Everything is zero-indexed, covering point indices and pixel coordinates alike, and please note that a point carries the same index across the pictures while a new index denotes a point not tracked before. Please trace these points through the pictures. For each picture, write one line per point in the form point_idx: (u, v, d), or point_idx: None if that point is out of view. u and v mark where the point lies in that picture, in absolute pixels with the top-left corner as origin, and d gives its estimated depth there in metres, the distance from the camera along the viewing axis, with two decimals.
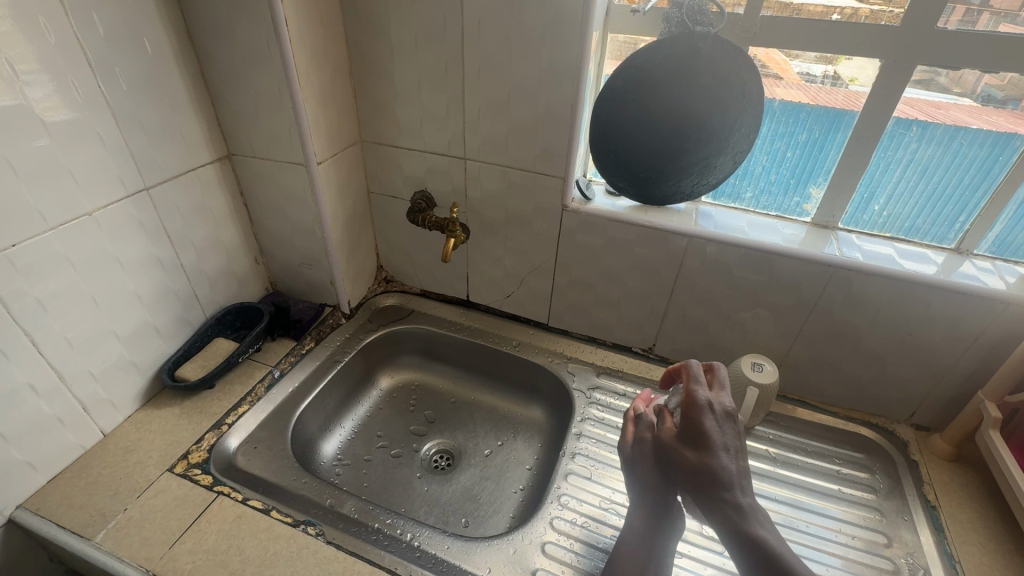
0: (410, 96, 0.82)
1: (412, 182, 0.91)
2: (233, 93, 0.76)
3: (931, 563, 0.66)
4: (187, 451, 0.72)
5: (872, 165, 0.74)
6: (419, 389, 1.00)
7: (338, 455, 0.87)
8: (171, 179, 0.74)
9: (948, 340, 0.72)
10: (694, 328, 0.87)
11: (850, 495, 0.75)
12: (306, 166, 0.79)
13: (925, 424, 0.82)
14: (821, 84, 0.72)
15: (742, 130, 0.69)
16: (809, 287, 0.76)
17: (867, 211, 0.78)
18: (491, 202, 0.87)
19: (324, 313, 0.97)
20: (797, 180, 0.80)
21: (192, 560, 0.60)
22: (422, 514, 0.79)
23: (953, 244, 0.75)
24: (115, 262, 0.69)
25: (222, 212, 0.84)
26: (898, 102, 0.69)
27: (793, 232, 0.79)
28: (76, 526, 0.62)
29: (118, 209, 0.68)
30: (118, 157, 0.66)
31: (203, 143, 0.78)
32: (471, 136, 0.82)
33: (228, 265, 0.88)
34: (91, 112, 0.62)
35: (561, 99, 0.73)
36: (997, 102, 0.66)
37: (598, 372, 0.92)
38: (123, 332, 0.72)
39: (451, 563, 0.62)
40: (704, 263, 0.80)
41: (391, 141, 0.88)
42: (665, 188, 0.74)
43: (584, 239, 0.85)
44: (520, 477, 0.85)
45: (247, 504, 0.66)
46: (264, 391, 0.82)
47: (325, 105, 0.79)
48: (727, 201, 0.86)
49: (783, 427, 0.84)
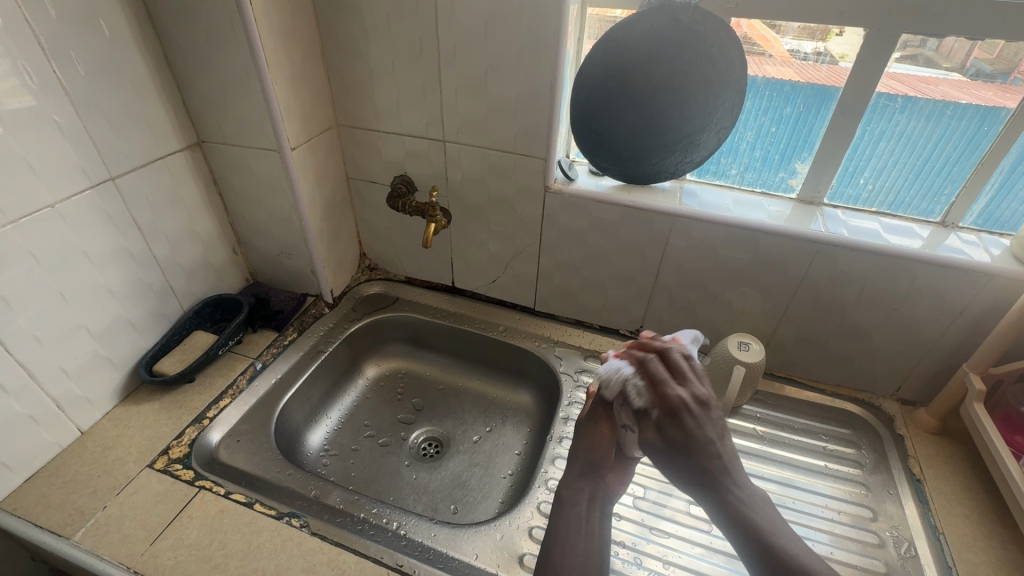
0: (386, 77, 0.79)
1: (391, 167, 0.89)
2: (199, 77, 0.73)
3: (916, 536, 0.67)
4: (168, 447, 0.71)
5: (857, 138, 0.73)
6: (406, 377, 0.99)
7: (325, 446, 0.86)
8: (138, 168, 0.71)
9: (934, 314, 0.72)
10: (681, 309, 0.87)
11: (838, 471, 0.75)
12: (280, 151, 0.77)
13: (911, 399, 0.82)
14: (811, 61, 0.71)
15: (725, 105, 0.68)
16: (795, 264, 0.75)
17: (853, 185, 0.77)
18: (472, 185, 0.86)
19: (306, 303, 0.95)
20: (781, 155, 0.78)
21: (173, 556, 0.59)
22: (411, 501, 0.79)
23: (939, 218, 0.75)
24: (82, 255, 0.67)
25: (195, 201, 0.82)
26: (879, 78, 0.68)
27: (778, 209, 0.78)
28: (54, 525, 0.61)
29: (82, 200, 0.65)
30: (79, 147, 0.64)
31: (171, 130, 0.76)
32: (449, 117, 0.80)
33: (205, 256, 0.86)
34: (48, 99, 0.60)
35: (540, 76, 0.71)
36: (987, 77, 0.65)
37: (585, 355, 0.91)
38: (96, 327, 0.70)
39: (437, 550, 0.62)
40: (689, 242, 0.79)
41: (368, 125, 0.86)
42: (648, 167, 0.74)
43: (567, 221, 0.84)
44: (509, 462, 0.85)
45: (229, 498, 0.65)
46: (246, 383, 0.81)
47: (297, 88, 0.76)
48: (712, 179, 0.84)
49: (771, 406, 0.84)
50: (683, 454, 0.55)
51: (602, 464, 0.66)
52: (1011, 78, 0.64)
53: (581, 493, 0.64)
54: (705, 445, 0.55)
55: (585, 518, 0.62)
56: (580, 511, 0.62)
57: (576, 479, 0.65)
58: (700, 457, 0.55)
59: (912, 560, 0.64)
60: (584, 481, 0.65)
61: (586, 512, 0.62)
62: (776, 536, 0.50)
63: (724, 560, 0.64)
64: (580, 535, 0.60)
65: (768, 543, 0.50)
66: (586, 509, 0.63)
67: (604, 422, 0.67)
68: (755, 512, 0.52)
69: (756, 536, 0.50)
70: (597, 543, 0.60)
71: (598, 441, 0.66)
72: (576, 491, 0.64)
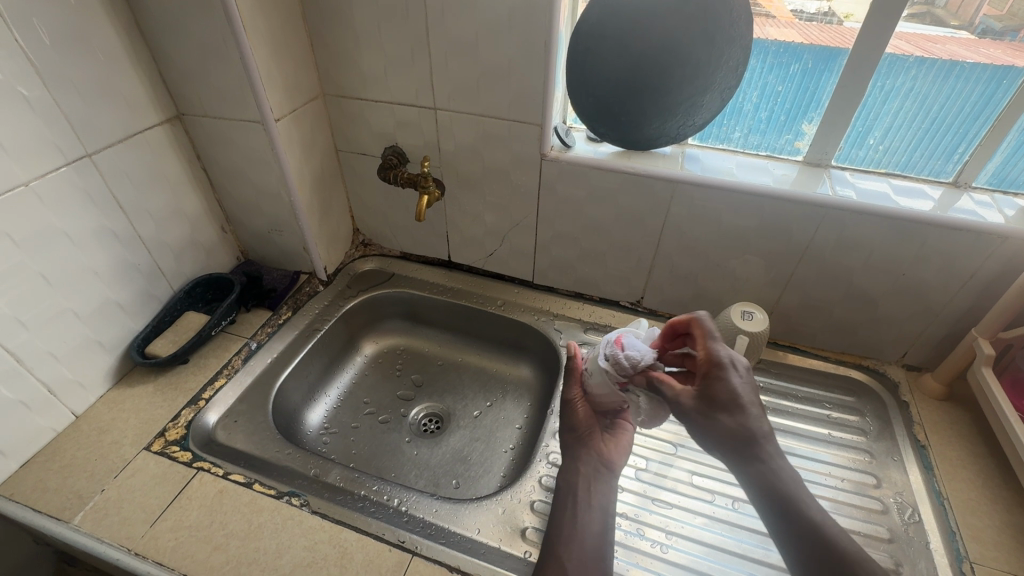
0: (372, 42, 0.75)
1: (381, 138, 0.86)
2: (174, 45, 0.69)
3: (920, 501, 0.66)
4: (164, 429, 0.70)
5: (868, 95, 0.69)
6: (405, 353, 0.98)
7: (324, 424, 0.85)
8: (116, 143, 0.68)
9: (943, 279, 0.70)
10: (683, 279, 0.85)
11: (841, 439, 0.74)
12: (263, 123, 0.74)
13: (916, 364, 0.81)
14: (817, 23, 0.68)
15: (729, 64, 0.65)
16: (801, 230, 0.73)
17: (862, 146, 0.74)
18: (466, 155, 0.83)
19: (299, 281, 0.94)
20: (788, 116, 0.75)
21: (174, 537, 0.59)
22: (413, 478, 0.79)
23: (951, 178, 0.72)
24: (62, 236, 0.64)
25: (179, 178, 0.79)
26: (892, 36, 0.64)
27: (784, 172, 0.75)
28: (53, 509, 0.61)
29: (58, 178, 0.63)
30: (51, 122, 0.61)
31: (147, 102, 0.72)
32: (439, 83, 0.76)
33: (192, 235, 0.83)
34: (14, 71, 0.56)
35: (534, 33, 0.67)
36: (995, 34, 0.63)
37: (585, 328, 0.89)
38: (84, 310, 0.68)
39: (439, 525, 0.62)
40: (691, 210, 0.76)
41: (356, 94, 0.82)
42: (649, 131, 0.72)
43: (565, 190, 0.81)
44: (510, 437, 0.85)
45: (227, 479, 0.65)
46: (241, 363, 0.80)
47: (278, 54, 0.72)
48: (715, 143, 0.81)
49: (773, 374, 0.83)
50: (720, 419, 0.54)
51: (588, 435, 0.68)
52: (1021, 36, 0.62)
53: (580, 474, 0.64)
54: (750, 412, 0.54)
55: (584, 498, 0.62)
56: (575, 492, 0.62)
57: (570, 462, 0.65)
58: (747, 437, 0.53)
59: (915, 525, 0.64)
60: (583, 460, 0.65)
61: (583, 490, 0.62)
62: (821, 518, 0.49)
63: (725, 528, 0.64)
64: (579, 516, 0.60)
65: (817, 525, 0.48)
66: (585, 488, 0.63)
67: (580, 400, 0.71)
68: (800, 493, 0.50)
69: (808, 532, 0.48)
70: (597, 523, 0.60)
71: (577, 416, 0.69)
72: (575, 472, 0.64)
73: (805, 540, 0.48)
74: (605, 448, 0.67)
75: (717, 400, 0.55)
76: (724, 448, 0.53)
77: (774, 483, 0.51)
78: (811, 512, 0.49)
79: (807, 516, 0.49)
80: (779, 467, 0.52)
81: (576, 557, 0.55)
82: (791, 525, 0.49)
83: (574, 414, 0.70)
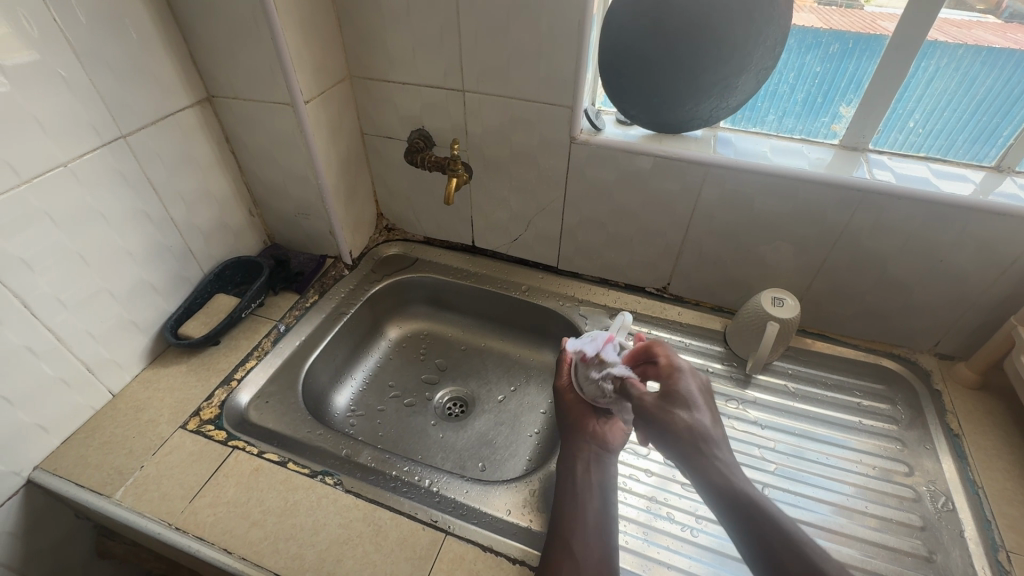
0: (401, 23, 0.74)
1: (408, 121, 0.85)
2: (205, 25, 0.69)
3: (953, 489, 0.66)
4: (199, 408, 0.71)
5: (910, 75, 0.67)
6: (428, 338, 0.99)
7: (351, 406, 0.86)
8: (148, 125, 0.69)
9: (982, 265, 0.68)
10: (711, 264, 0.84)
11: (872, 426, 0.74)
12: (293, 105, 0.74)
13: (949, 353, 0.79)
14: (837, 6, 0.69)
15: (767, 43, 0.63)
16: (836, 215, 0.71)
17: (900, 128, 0.72)
18: (493, 138, 0.82)
19: (325, 265, 0.94)
20: (825, 98, 0.73)
21: (213, 513, 0.60)
22: (439, 460, 0.79)
23: (992, 162, 0.70)
24: (99, 217, 0.65)
25: (208, 160, 0.79)
26: (931, 28, 0.63)
27: (819, 156, 0.73)
28: (95, 484, 0.62)
29: (94, 159, 0.63)
30: (88, 102, 0.61)
31: (178, 83, 0.72)
32: (468, 65, 0.75)
33: (222, 218, 0.84)
34: (51, 51, 0.56)
35: (568, 13, 0.66)
36: (1021, 18, 0.63)
37: (611, 314, 0.89)
38: (119, 290, 0.69)
39: (470, 506, 0.63)
40: (723, 193, 0.75)
41: (383, 76, 0.81)
42: (681, 113, 0.70)
43: (594, 173, 0.80)
44: (535, 421, 0.85)
45: (262, 457, 0.66)
46: (271, 345, 0.81)
47: (308, 35, 0.72)
48: (748, 126, 0.79)
49: (802, 362, 0.82)
50: (665, 423, 0.52)
51: (584, 422, 0.68)
52: None
53: (579, 457, 0.65)
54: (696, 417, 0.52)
55: (584, 479, 0.62)
56: (575, 474, 0.63)
57: (569, 447, 0.66)
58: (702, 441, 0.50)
59: (949, 513, 0.64)
60: (578, 445, 0.66)
61: (582, 471, 0.63)
62: (784, 522, 0.45)
63: None
64: (581, 497, 0.60)
65: (778, 528, 0.44)
66: (584, 468, 0.64)
67: (571, 391, 0.71)
68: (761, 498, 0.46)
69: (773, 538, 0.44)
70: (598, 500, 0.61)
71: (569, 407, 0.70)
72: (574, 455, 0.65)
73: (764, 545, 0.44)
74: (599, 432, 0.67)
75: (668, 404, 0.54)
76: (678, 453, 0.51)
77: (726, 485, 0.48)
78: (771, 516, 0.45)
79: (765, 520, 0.45)
80: (729, 466, 0.49)
81: (583, 534, 0.56)
82: (750, 528, 0.45)
83: (567, 405, 0.70)
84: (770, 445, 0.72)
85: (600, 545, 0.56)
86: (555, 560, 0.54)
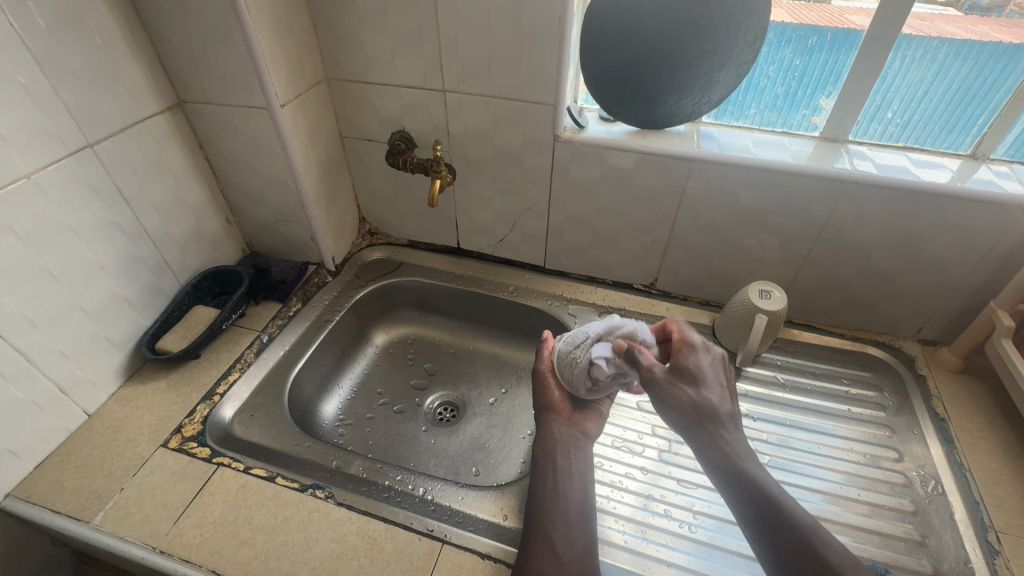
0: (378, 23, 0.73)
1: (388, 123, 0.84)
2: (173, 29, 0.67)
3: (942, 473, 0.67)
4: (180, 425, 0.69)
5: (886, 67, 0.68)
6: (416, 343, 0.97)
7: (339, 416, 0.84)
8: (117, 132, 0.66)
9: (962, 253, 0.70)
10: (698, 259, 0.84)
11: (860, 414, 0.75)
12: (269, 109, 0.72)
13: (933, 339, 0.81)
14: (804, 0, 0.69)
15: (748, 36, 0.62)
16: (820, 206, 0.72)
17: (878, 120, 0.73)
18: (476, 138, 0.81)
19: (308, 272, 0.92)
20: (806, 91, 0.74)
21: (199, 533, 0.58)
22: (431, 466, 0.78)
23: (967, 150, 0.71)
24: (68, 231, 0.62)
25: (182, 168, 0.77)
26: (906, 17, 0.63)
27: (800, 148, 0.74)
28: (73, 510, 0.60)
29: (60, 170, 0.60)
30: (51, 111, 0.58)
31: (147, 89, 0.70)
32: (449, 65, 0.74)
33: (197, 228, 0.81)
34: (9, 58, 0.53)
35: (549, 10, 0.65)
36: (981, 10, 0.64)
37: (599, 312, 0.89)
38: (91, 306, 0.67)
39: (466, 513, 0.61)
40: (708, 188, 0.75)
41: (361, 77, 0.80)
42: (665, 108, 0.70)
43: (578, 172, 0.79)
44: (527, 422, 0.84)
45: (249, 473, 0.64)
46: (253, 357, 0.78)
47: (282, 37, 0.70)
48: (730, 121, 0.80)
49: (789, 353, 0.83)
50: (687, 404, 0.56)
51: (562, 408, 0.71)
52: (1007, 12, 0.63)
53: (557, 444, 0.67)
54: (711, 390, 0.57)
55: (563, 467, 0.65)
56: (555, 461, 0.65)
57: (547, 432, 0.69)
58: (720, 423, 0.55)
59: (939, 497, 0.64)
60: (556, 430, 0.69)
61: (561, 457, 0.66)
62: (785, 499, 0.51)
63: None
64: (560, 487, 0.62)
65: (778, 500, 0.50)
66: (562, 456, 0.66)
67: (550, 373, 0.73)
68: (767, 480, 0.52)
69: (779, 512, 0.50)
70: (578, 489, 0.63)
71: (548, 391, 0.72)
72: (553, 440, 0.68)
73: (772, 523, 0.50)
74: (576, 419, 0.71)
75: (686, 378, 0.58)
76: (692, 428, 0.56)
77: (738, 467, 0.53)
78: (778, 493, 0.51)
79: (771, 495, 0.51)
80: (738, 447, 0.54)
81: (562, 526, 0.57)
82: (758, 508, 0.51)
83: (547, 388, 0.72)
84: (763, 438, 0.72)
85: (582, 535, 0.58)
86: (535, 549, 0.55)
